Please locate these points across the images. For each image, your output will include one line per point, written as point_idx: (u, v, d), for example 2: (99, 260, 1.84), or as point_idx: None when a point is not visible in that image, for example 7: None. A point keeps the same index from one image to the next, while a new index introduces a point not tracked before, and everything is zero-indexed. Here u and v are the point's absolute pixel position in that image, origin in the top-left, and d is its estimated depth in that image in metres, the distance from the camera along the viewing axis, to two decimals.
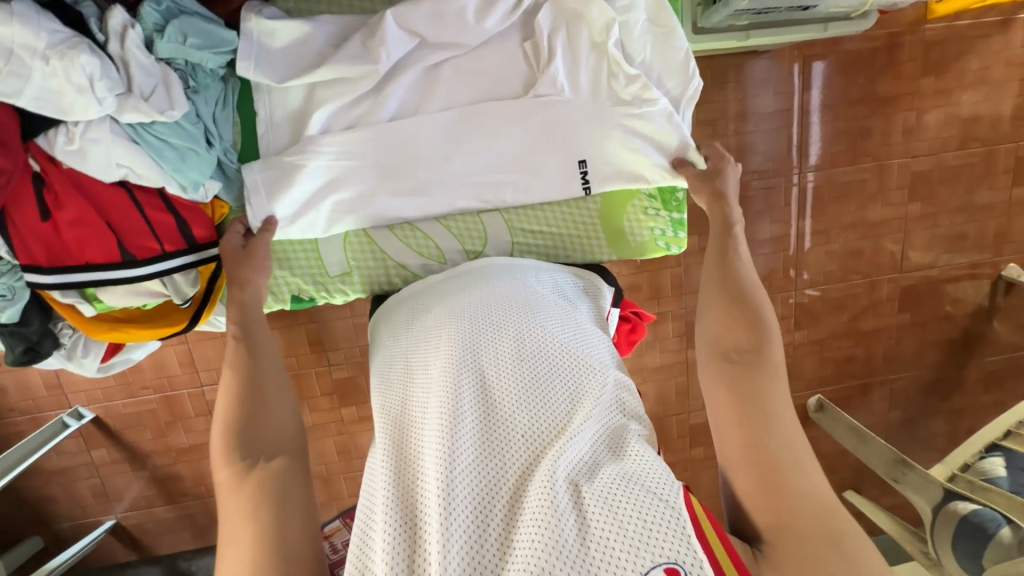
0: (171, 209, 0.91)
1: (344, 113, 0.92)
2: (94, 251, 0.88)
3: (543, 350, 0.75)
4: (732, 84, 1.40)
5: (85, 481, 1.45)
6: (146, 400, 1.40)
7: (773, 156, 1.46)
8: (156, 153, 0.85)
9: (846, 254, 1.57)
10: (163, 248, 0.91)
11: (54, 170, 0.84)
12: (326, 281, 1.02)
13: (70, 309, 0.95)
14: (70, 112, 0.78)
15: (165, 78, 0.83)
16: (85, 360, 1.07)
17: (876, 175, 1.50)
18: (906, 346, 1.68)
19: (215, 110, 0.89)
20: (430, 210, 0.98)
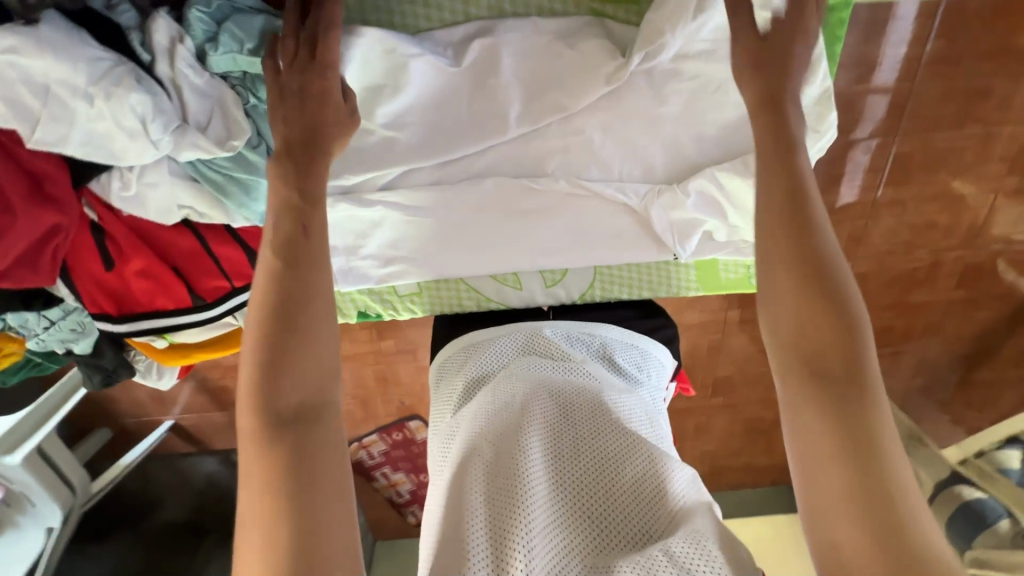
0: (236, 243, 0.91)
1: (435, 168, 0.99)
2: (164, 299, 0.90)
3: (608, 416, 0.75)
4: (842, 26, 1.18)
5: (143, 387, 1.55)
6: None
7: (870, 115, 1.29)
8: (220, 190, 0.84)
9: (919, 226, 1.46)
10: (232, 286, 0.93)
11: (112, 219, 0.84)
12: (392, 300, 1.07)
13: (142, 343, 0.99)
14: (122, 156, 0.76)
15: (220, 97, 0.80)
16: (161, 380, 1.11)
17: (980, 143, 1.33)
18: (948, 320, 1.65)
19: None
20: (514, 262, 1.01)
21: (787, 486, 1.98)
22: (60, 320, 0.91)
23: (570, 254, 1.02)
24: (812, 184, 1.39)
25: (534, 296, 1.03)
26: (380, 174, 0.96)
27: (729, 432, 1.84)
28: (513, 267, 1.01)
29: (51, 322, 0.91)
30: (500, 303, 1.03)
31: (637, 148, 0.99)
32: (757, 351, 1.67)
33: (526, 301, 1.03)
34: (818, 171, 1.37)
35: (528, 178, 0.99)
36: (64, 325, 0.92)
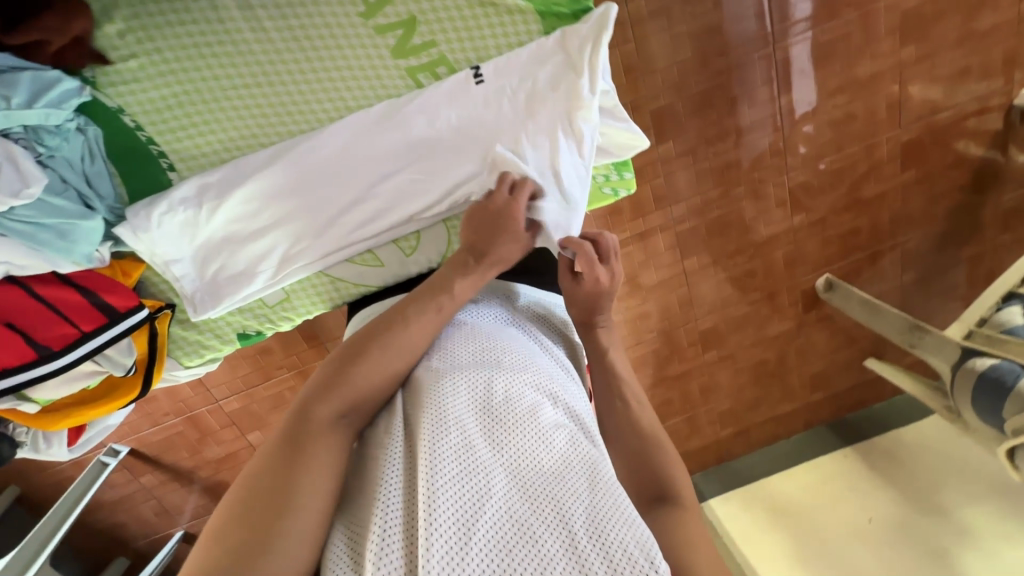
0: (77, 288, 0.90)
1: (239, 169, 0.89)
2: (6, 355, 0.85)
3: (534, 380, 0.79)
4: None
5: (145, 504, 1.56)
6: (171, 425, 1.46)
7: (743, 32, 1.31)
8: (29, 238, 0.82)
9: (838, 122, 1.45)
10: (83, 330, 0.90)
11: None
12: (267, 313, 1.04)
13: (12, 410, 0.97)
14: None
15: (5, 152, 0.77)
16: (51, 449, 1.08)
17: (862, 23, 1.33)
18: (913, 205, 1.59)
19: (84, 167, 0.85)
20: (353, 249, 0.98)
21: (821, 424, 1.87)
22: None
23: (403, 225, 0.98)
24: (717, 113, 1.39)
25: (396, 267, 1.02)
26: (180, 198, 0.88)
27: (737, 383, 1.78)
28: (354, 250, 0.98)
29: None
30: (367, 284, 1.03)
31: (449, 97, 0.89)
32: (730, 291, 1.64)
33: (390, 274, 1.03)
34: (718, 99, 1.37)
35: (348, 142, 0.90)
36: None
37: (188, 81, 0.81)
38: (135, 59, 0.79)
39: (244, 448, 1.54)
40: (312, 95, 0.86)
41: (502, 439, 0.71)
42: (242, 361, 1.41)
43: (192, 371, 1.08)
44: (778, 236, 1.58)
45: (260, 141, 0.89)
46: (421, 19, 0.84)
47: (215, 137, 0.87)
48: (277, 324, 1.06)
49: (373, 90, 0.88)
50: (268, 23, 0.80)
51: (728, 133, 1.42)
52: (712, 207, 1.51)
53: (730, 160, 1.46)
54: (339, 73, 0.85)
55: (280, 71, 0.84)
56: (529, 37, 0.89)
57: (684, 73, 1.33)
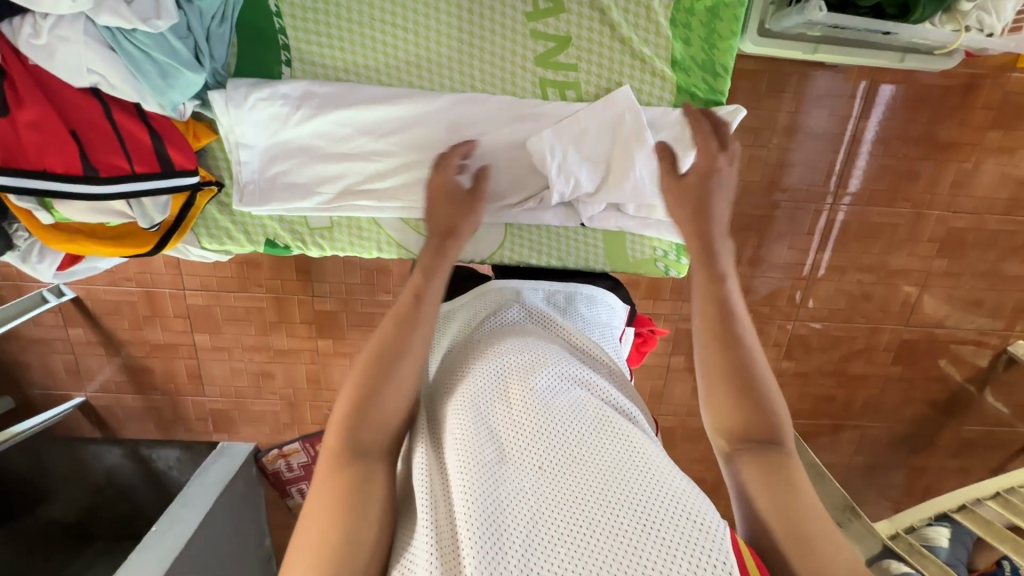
0: (147, 127, 0.86)
1: (348, 91, 0.90)
2: (53, 159, 0.81)
3: (563, 369, 0.75)
4: (788, 95, 1.30)
5: (60, 356, 1.48)
6: (127, 292, 1.40)
7: (810, 181, 1.39)
8: (133, 64, 0.80)
9: (856, 295, 1.52)
10: (134, 169, 0.85)
11: (18, 66, 0.79)
12: (301, 233, 1.01)
13: (25, 213, 0.88)
14: (40, 3, 0.71)
15: None
16: (40, 266, 0.98)
17: (911, 221, 1.42)
18: (888, 397, 1.66)
19: (210, 25, 0.84)
20: (410, 213, 0.97)
21: None
22: None
23: None
24: (757, 239, 1.45)
25: None
26: (280, 91, 0.88)
27: None
28: (413, 213, 0.97)
29: None
30: (408, 250, 1.01)
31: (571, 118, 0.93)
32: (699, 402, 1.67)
33: None
34: (764, 228, 1.44)
35: (461, 110, 0.92)
36: None
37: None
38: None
39: (185, 345, 1.48)
40: (450, 61, 0.91)
41: (527, 442, 0.66)
42: (226, 263, 1.38)
43: (206, 253, 1.04)
44: None
45: (382, 77, 0.91)
46: (575, 43, 0.91)
47: (345, 56, 0.90)
48: (305, 247, 1.03)
49: (504, 81, 0.93)
50: None
51: (759, 261, 1.48)
52: None
53: (751, 285, 1.51)
54: (482, 53, 0.91)
55: (435, 26, 0.89)
56: (660, 102, 0.94)
57: (744, 191, 1.40)
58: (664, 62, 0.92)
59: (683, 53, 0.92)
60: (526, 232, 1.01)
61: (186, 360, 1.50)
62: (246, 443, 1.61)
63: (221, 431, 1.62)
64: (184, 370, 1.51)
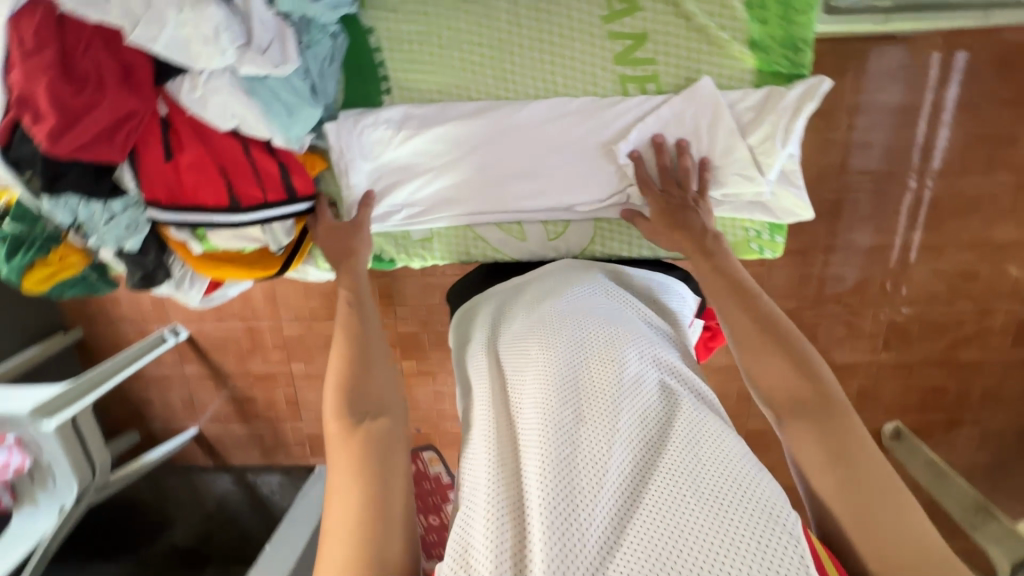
0: (278, 160, 0.94)
1: (439, 109, 0.97)
2: (205, 194, 0.91)
3: (636, 348, 0.76)
4: (857, 74, 1.26)
5: (177, 391, 1.63)
6: (231, 328, 1.54)
7: (891, 158, 1.32)
8: (266, 106, 0.87)
9: (958, 274, 1.41)
10: (268, 197, 0.94)
11: (179, 114, 0.88)
12: (406, 246, 1.09)
13: (181, 245, 1.00)
14: (196, 60, 0.79)
15: (281, 32, 0.84)
16: (190, 292, 1.09)
17: (1015, 190, 1.32)
18: (1009, 385, 1.51)
19: (323, 65, 0.92)
20: (507, 217, 1.03)
21: None
22: (119, 211, 0.91)
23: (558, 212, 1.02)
24: (837, 225, 1.39)
25: (539, 248, 1.05)
26: (383, 117, 0.97)
27: None
28: (509, 216, 1.03)
29: (111, 213, 0.91)
30: (506, 254, 1.06)
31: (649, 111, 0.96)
32: None
33: (530, 253, 1.06)
34: (844, 212, 1.38)
35: (546, 115, 0.97)
36: (122, 217, 0.91)
37: (437, 24, 0.92)
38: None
39: (282, 375, 1.59)
40: (533, 71, 0.95)
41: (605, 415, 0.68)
42: (317, 294, 1.48)
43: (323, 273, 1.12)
44: (858, 365, 1.53)
45: (469, 93, 0.97)
46: (652, 39, 0.92)
47: (436, 79, 0.96)
48: (409, 259, 1.10)
49: (585, 83, 0.95)
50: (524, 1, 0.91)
51: (842, 248, 1.41)
52: (803, 313, 1.48)
53: (836, 274, 1.44)
54: (563, 60, 0.94)
55: (516, 43, 0.93)
56: (740, 84, 0.95)
57: (820, 177, 1.35)
58: (743, 44, 0.92)
59: (761, 32, 0.92)
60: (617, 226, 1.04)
61: (283, 388, 1.61)
62: None
63: (317, 456, 1.70)
64: (282, 398, 1.62)
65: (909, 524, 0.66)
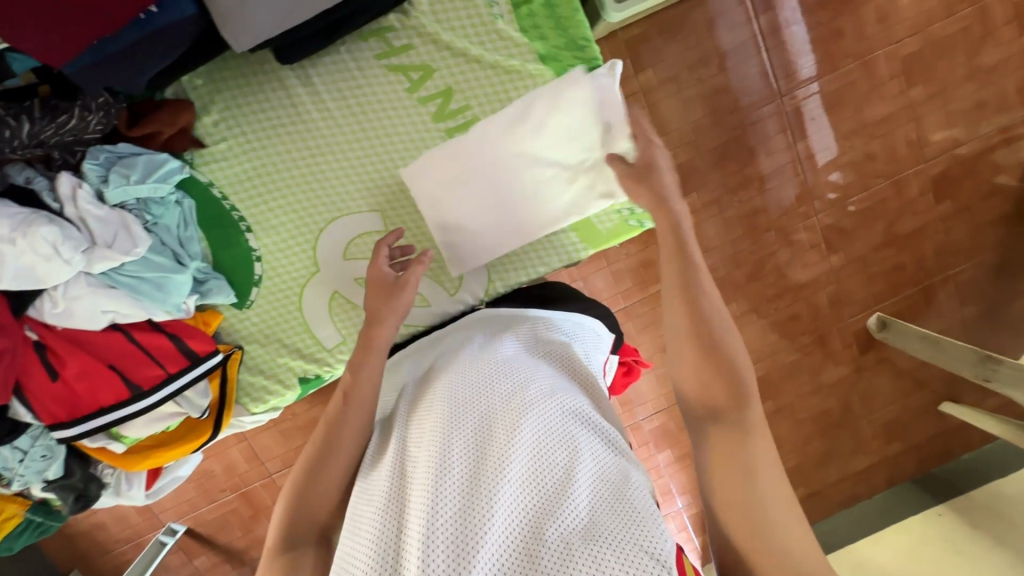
0: (165, 333, 0.99)
1: (295, 226, 1.00)
2: (106, 394, 0.97)
3: (534, 389, 0.73)
4: (682, 36, 1.36)
5: None
6: (227, 502, 1.49)
7: (748, 89, 1.41)
8: (134, 291, 0.94)
9: (859, 161, 1.48)
10: (168, 371, 0.99)
11: (51, 335, 0.93)
12: (324, 356, 1.08)
13: (103, 450, 1.06)
14: (47, 279, 0.84)
15: (123, 221, 0.91)
16: (131, 491, 1.14)
17: (863, 70, 1.41)
18: (957, 236, 1.55)
19: (178, 233, 0.97)
20: None
21: (906, 480, 1.69)
22: (31, 446, 0.99)
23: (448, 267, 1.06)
24: (734, 165, 1.46)
25: (441, 306, 1.07)
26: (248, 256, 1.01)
27: (801, 436, 1.68)
28: None
29: (24, 451, 0.99)
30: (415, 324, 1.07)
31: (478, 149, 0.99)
32: (777, 337, 1.60)
33: (437, 313, 1.07)
34: (734, 152, 1.45)
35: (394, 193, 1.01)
36: (35, 449, 1.00)
37: (265, 154, 0.96)
38: (224, 142, 0.95)
39: None
40: (363, 160, 0.98)
41: (498, 471, 0.64)
42: (295, 433, 1.46)
43: (258, 416, 1.12)
44: (818, 277, 1.56)
45: (313, 200, 0.99)
46: (456, 90, 0.97)
47: (282, 201, 0.99)
48: (335, 367, 1.09)
49: (415, 150, 0.99)
50: (330, 102, 0.94)
51: (749, 182, 1.47)
52: (745, 253, 1.52)
53: (756, 206, 1.49)
54: (384, 140, 0.98)
55: (340, 142, 0.97)
56: None
57: (697, 131, 1.43)
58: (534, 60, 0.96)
59: (546, 46, 0.96)
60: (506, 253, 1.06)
61: None
62: None
63: None
64: None
65: (792, 553, 0.61)
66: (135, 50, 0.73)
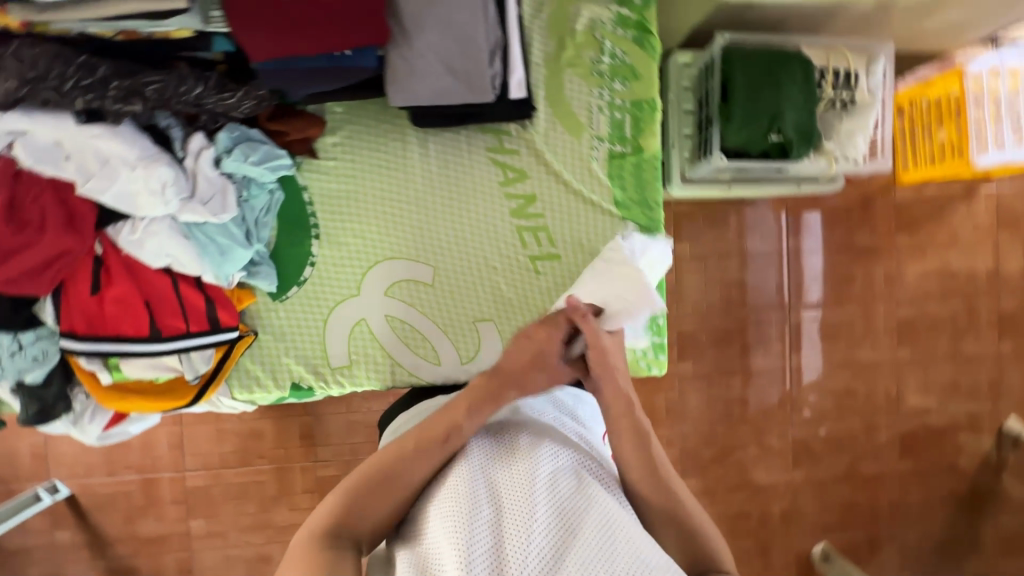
0: (204, 292, 0.91)
1: (349, 246, 0.96)
2: (126, 326, 0.88)
3: (550, 455, 0.75)
4: (722, 227, 1.54)
5: (40, 565, 1.39)
6: (124, 481, 1.39)
7: (762, 292, 1.56)
8: (200, 248, 0.87)
9: (841, 392, 1.59)
10: (189, 328, 0.90)
11: (113, 253, 0.87)
12: (323, 372, 0.98)
13: (85, 376, 0.90)
14: (140, 209, 0.81)
15: (224, 188, 0.87)
16: (89, 427, 0.95)
17: (862, 317, 1.57)
18: (911, 496, 1.61)
19: (259, 215, 0.93)
20: (431, 345, 0.98)
21: None
22: (28, 342, 0.86)
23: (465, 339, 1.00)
24: (732, 351, 1.57)
25: (452, 375, 0.98)
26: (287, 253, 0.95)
27: None
28: (431, 341, 0.98)
29: (20, 345, 0.85)
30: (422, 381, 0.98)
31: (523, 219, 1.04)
32: (722, 529, 1.59)
33: (445, 378, 0.98)
34: (734, 341, 1.56)
35: (457, 252, 0.97)
36: (29, 347, 0.86)
37: (361, 183, 0.96)
38: (336, 160, 0.95)
39: (178, 536, 1.41)
40: (443, 219, 0.97)
41: (518, 543, 0.66)
42: (230, 437, 1.40)
43: (238, 403, 0.98)
44: (776, 485, 1.59)
45: (382, 231, 0.97)
46: (542, 200, 0.99)
47: (351, 223, 0.96)
48: (327, 387, 0.99)
49: (487, 232, 0.98)
50: (437, 163, 0.97)
51: (740, 371, 1.57)
52: (717, 435, 1.57)
53: (740, 396, 1.57)
54: (469, 211, 0.98)
55: (429, 196, 0.97)
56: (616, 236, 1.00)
57: (708, 310, 1.55)
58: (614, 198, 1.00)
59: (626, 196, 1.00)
60: None
61: (177, 553, 1.41)
62: None
63: None
64: (173, 566, 1.41)
65: None
66: (310, 74, 0.79)
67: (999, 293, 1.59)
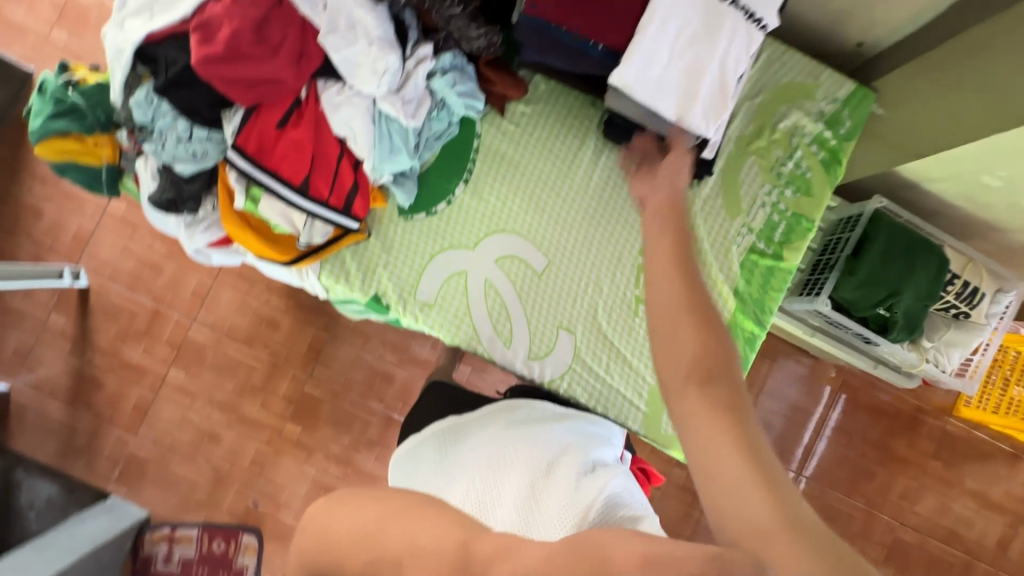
0: (358, 177, 0.89)
1: (487, 202, 0.99)
2: (281, 168, 0.85)
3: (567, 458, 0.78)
4: (774, 366, 1.54)
5: (22, 334, 1.40)
6: (137, 302, 1.41)
7: (781, 444, 1.54)
8: (376, 139, 0.87)
9: None
10: (329, 200, 0.87)
11: (311, 102, 0.85)
12: (406, 299, 0.98)
13: (224, 192, 0.89)
14: (353, 78, 0.81)
15: (423, 100, 0.88)
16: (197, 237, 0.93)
17: (863, 517, 1.53)
18: None
19: (430, 137, 0.94)
20: (508, 322, 0.99)
21: None
22: (197, 138, 0.84)
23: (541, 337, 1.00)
24: None
25: (514, 360, 0.99)
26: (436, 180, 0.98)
27: None
28: (510, 321, 0.99)
29: (190, 136, 0.83)
30: (485, 352, 0.98)
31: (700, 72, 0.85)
32: None
33: (507, 362, 0.99)
34: None
35: (574, 257, 0.99)
36: (194, 142, 0.84)
37: (529, 157, 1.00)
38: (514, 126, 0.99)
39: (154, 375, 1.41)
40: (579, 221, 1.00)
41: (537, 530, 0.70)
42: (248, 313, 1.42)
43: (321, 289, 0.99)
44: None
45: (521, 205, 0.99)
46: None
47: (499, 184, 0.99)
48: (402, 314, 0.99)
49: (610, 253, 1.00)
50: (599, 173, 1.00)
51: None
52: None
53: None
54: (604, 226, 1.00)
55: (578, 196, 1.00)
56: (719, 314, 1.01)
57: None
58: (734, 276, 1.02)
59: (745, 287, 1.02)
60: (598, 365, 0.99)
61: (143, 390, 1.41)
62: (139, 509, 1.37)
63: (120, 484, 1.40)
64: (133, 400, 1.40)
65: None
66: (550, 44, 0.86)
67: (1003, 566, 1.53)
